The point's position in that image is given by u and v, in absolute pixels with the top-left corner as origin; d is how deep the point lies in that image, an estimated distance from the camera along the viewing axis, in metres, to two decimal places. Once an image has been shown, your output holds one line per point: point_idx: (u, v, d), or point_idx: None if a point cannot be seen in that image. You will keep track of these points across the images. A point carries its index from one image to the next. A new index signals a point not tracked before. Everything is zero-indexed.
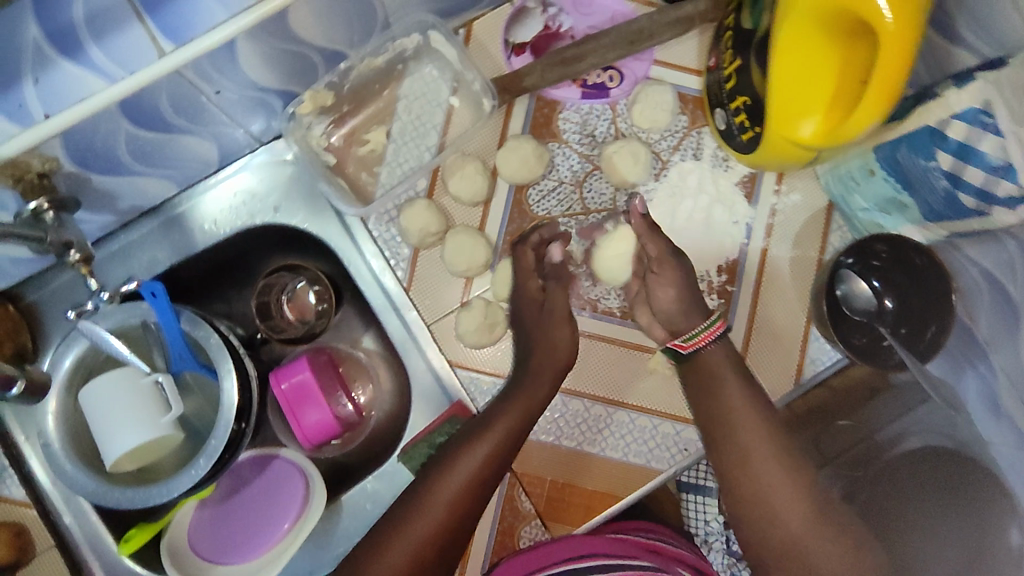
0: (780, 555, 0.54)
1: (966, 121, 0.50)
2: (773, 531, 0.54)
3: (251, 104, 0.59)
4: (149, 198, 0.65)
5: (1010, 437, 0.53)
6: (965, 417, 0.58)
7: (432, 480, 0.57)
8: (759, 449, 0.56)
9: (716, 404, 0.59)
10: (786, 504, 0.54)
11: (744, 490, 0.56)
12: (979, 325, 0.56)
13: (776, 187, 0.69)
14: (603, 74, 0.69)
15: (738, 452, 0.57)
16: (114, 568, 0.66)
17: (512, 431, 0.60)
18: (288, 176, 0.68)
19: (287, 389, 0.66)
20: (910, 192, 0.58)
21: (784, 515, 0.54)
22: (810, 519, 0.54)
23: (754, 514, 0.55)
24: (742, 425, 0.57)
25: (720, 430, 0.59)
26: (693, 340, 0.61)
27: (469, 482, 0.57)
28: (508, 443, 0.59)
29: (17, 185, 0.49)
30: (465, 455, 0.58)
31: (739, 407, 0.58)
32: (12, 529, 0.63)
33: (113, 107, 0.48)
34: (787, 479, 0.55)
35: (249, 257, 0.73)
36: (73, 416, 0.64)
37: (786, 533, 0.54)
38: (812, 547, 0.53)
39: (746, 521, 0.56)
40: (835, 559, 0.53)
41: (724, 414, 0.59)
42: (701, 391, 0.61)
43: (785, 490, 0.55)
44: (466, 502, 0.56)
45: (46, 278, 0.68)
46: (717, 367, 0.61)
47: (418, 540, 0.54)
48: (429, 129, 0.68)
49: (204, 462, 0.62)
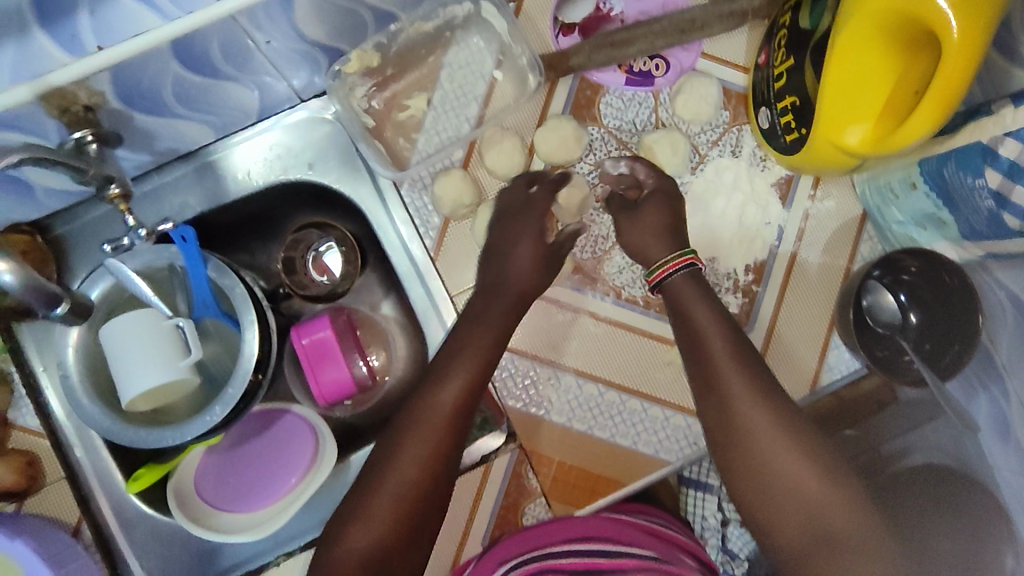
0: (796, 528, 0.52)
1: (1021, 140, 0.48)
2: (787, 503, 0.52)
3: (298, 58, 0.59)
4: (186, 143, 0.65)
5: (1015, 462, 0.56)
6: (972, 436, 0.59)
7: (406, 422, 0.54)
8: (754, 425, 0.54)
9: (703, 379, 0.58)
10: (790, 473, 0.52)
11: (745, 464, 0.54)
12: (999, 347, 0.57)
13: (811, 192, 0.69)
14: (650, 61, 0.68)
15: (734, 427, 0.55)
16: (121, 505, 0.67)
17: (447, 434, 0.54)
18: (325, 135, 0.68)
19: (307, 345, 0.66)
20: (951, 209, 0.57)
21: (790, 485, 0.52)
22: (820, 488, 0.52)
23: (761, 490, 0.53)
24: (734, 399, 0.55)
25: (711, 406, 0.57)
26: (656, 272, 0.61)
27: (442, 425, 0.54)
28: (448, 447, 0.54)
29: (63, 115, 0.50)
30: (440, 388, 0.55)
31: (727, 378, 0.56)
32: (25, 459, 0.63)
33: (166, 48, 0.48)
34: (791, 450, 0.53)
35: (277, 212, 0.73)
36: (94, 350, 0.65)
37: (798, 503, 0.52)
38: (830, 514, 0.51)
39: (752, 496, 0.54)
40: (849, 518, 0.51)
41: (715, 391, 0.56)
42: (694, 367, 0.59)
43: (787, 461, 0.53)
44: (445, 443, 0.54)
45: (78, 212, 0.68)
46: (696, 332, 0.58)
47: (400, 491, 0.52)
48: (470, 100, 0.68)
49: (219, 409, 0.63)
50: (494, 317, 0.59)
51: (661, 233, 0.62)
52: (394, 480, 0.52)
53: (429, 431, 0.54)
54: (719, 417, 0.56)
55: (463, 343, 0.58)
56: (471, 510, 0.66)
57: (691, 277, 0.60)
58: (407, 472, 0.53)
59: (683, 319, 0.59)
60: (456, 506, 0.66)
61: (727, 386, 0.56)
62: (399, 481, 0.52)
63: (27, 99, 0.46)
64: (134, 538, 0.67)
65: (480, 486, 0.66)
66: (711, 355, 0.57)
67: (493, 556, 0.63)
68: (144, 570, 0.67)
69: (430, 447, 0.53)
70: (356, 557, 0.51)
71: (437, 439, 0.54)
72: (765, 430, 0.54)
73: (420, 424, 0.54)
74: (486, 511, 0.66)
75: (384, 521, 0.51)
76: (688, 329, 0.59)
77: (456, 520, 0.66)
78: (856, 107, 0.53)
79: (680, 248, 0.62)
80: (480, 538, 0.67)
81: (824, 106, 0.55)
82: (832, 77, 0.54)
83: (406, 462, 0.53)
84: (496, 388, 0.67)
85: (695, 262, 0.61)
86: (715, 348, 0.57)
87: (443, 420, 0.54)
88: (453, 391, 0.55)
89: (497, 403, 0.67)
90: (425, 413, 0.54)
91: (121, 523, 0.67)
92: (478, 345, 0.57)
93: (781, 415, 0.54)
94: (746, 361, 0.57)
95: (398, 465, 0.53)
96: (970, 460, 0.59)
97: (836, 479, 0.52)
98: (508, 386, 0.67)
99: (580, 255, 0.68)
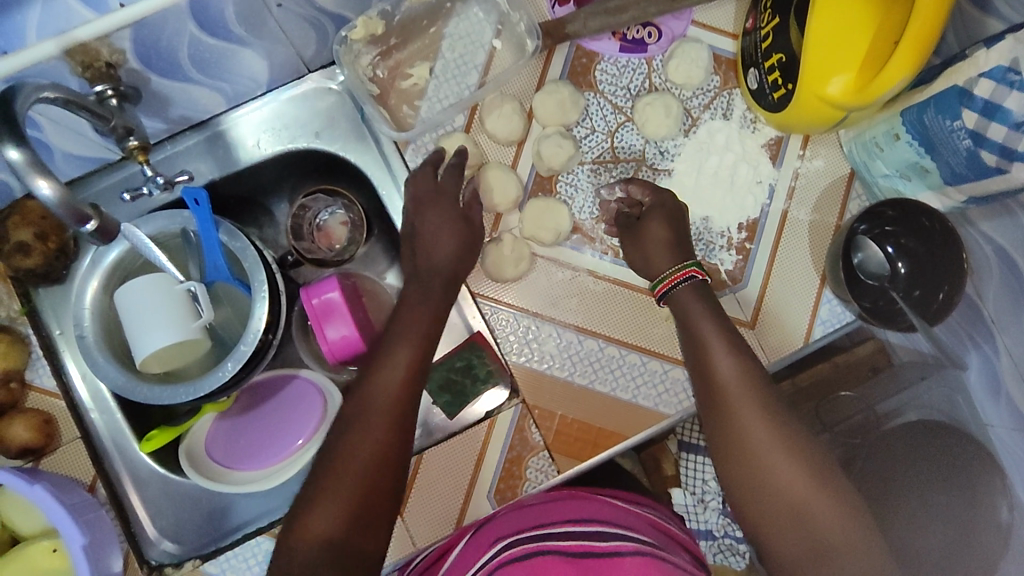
0: (778, 518, 0.52)
1: (994, 79, 0.51)
2: (777, 508, 0.52)
3: (306, 25, 0.62)
4: (199, 110, 0.67)
5: (1007, 417, 0.61)
6: (967, 399, 0.65)
7: (355, 401, 0.56)
8: (753, 437, 0.54)
9: (706, 394, 0.58)
10: (786, 481, 0.52)
11: (739, 471, 0.54)
12: (986, 303, 0.63)
13: (800, 152, 0.72)
14: (643, 30, 0.71)
15: (733, 438, 0.55)
16: (135, 465, 0.69)
17: (392, 419, 0.55)
18: (332, 105, 0.71)
19: (317, 304, 0.68)
20: (932, 155, 0.59)
21: (783, 493, 0.52)
22: (814, 495, 0.52)
23: (754, 496, 0.53)
24: (731, 409, 0.56)
25: (713, 419, 0.57)
26: (660, 284, 0.63)
27: (391, 399, 0.55)
28: (399, 415, 0.55)
29: (85, 71, 0.52)
30: (386, 365, 0.57)
31: (732, 392, 0.56)
32: (41, 417, 0.65)
33: (183, 4, 0.50)
34: (777, 441, 0.54)
35: (285, 180, 0.76)
36: (108, 313, 0.67)
37: (789, 507, 0.52)
38: (811, 506, 0.51)
39: (737, 485, 0.55)
40: (840, 523, 0.51)
41: (718, 403, 0.57)
42: (693, 357, 0.60)
43: (783, 470, 0.53)
44: (396, 412, 0.55)
45: (91, 181, 0.69)
46: (688, 324, 0.61)
47: (363, 452, 0.53)
48: (470, 69, 0.71)
49: (231, 365, 0.65)
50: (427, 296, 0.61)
51: (664, 245, 0.65)
52: (344, 469, 0.52)
53: (374, 418, 0.54)
54: (720, 426, 0.56)
55: (403, 329, 0.59)
56: (477, 461, 0.68)
57: (695, 288, 0.62)
58: (351, 468, 0.52)
59: (689, 334, 0.61)
60: (460, 460, 0.68)
61: (731, 397, 0.56)
62: (348, 466, 0.52)
63: (54, 53, 0.48)
64: (147, 495, 0.69)
65: (484, 440, 0.68)
66: (717, 373, 0.57)
67: (489, 531, 0.62)
68: (157, 529, 0.69)
69: (377, 433, 0.54)
70: (319, 535, 0.50)
71: (388, 407, 0.55)
72: (764, 441, 0.54)
73: (366, 412, 0.55)
74: (492, 463, 0.68)
75: (343, 490, 0.52)
76: (694, 347, 0.60)
77: (462, 472, 0.68)
78: (839, 53, 0.55)
79: (682, 262, 0.64)
80: (485, 492, 0.68)
81: (807, 54, 0.57)
82: (815, 27, 0.56)
83: (354, 447, 0.53)
84: (499, 342, 0.69)
85: (694, 275, 0.63)
86: (719, 369, 0.58)
87: (395, 386, 0.56)
88: (397, 367, 0.57)
89: (501, 359, 0.69)
90: (368, 398, 0.55)
91: (134, 482, 0.69)
92: (416, 330, 0.59)
93: (771, 406, 0.55)
94: (737, 349, 0.59)
95: (346, 455, 0.53)
96: (965, 420, 0.65)
97: (830, 488, 0.52)
98: (509, 340, 0.69)
99: (578, 215, 0.71)
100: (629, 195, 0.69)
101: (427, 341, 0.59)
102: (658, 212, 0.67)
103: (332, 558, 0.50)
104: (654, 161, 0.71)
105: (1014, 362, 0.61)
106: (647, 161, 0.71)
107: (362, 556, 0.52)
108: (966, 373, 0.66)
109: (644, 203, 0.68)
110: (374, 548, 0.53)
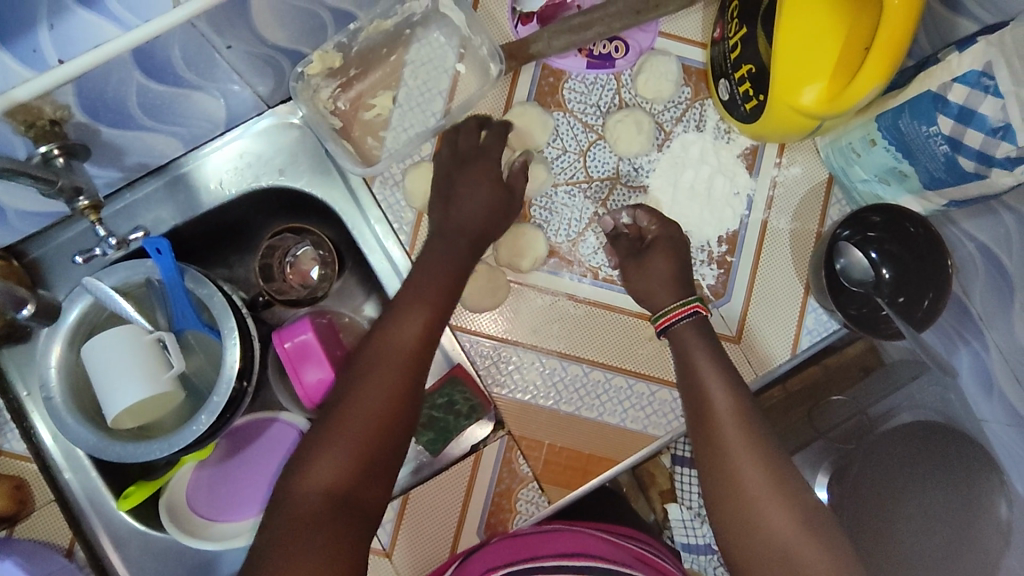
0: (768, 566, 0.51)
1: (968, 84, 0.50)
2: (767, 555, 0.52)
3: (261, 63, 0.60)
4: (156, 155, 0.65)
5: (1002, 414, 0.61)
6: (958, 396, 0.67)
7: (370, 354, 0.55)
8: (748, 481, 0.54)
9: (703, 435, 0.57)
10: (778, 528, 0.52)
11: (734, 516, 0.54)
12: (973, 300, 0.64)
13: (777, 160, 0.70)
14: (609, 44, 0.70)
15: (728, 480, 0.54)
16: (114, 525, 0.66)
17: (405, 373, 0.54)
18: (294, 140, 0.69)
19: (290, 347, 0.65)
20: (910, 160, 0.58)
21: (775, 541, 0.51)
22: (805, 543, 0.51)
23: (746, 542, 0.53)
24: (727, 449, 0.55)
25: (708, 459, 0.56)
26: (662, 318, 0.63)
27: (408, 355, 0.55)
28: (415, 374, 0.55)
29: (29, 131, 0.50)
30: (404, 321, 0.57)
31: (728, 431, 0.56)
32: (12, 482, 0.63)
33: (127, 57, 0.48)
34: (774, 486, 0.53)
35: (251, 219, 0.74)
36: (76, 371, 0.65)
37: (779, 558, 0.51)
38: (802, 554, 0.51)
39: (728, 530, 0.54)
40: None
41: (714, 446, 0.56)
42: (689, 389, 0.60)
43: (777, 518, 0.52)
44: (411, 369, 0.55)
45: (51, 236, 0.68)
46: (685, 357, 0.61)
47: (373, 408, 0.52)
48: (435, 95, 0.69)
49: (205, 418, 0.62)
50: (444, 262, 0.61)
51: (670, 283, 0.64)
52: (353, 416, 0.52)
53: (386, 368, 0.54)
54: (715, 468, 0.55)
55: (420, 289, 0.59)
56: (466, 497, 0.67)
57: (697, 324, 0.62)
58: (358, 419, 0.52)
59: (685, 371, 0.61)
60: (449, 496, 0.67)
61: (728, 438, 0.56)
62: (356, 413, 0.52)
63: None
64: (129, 555, 0.66)
65: (471, 474, 0.67)
66: (716, 415, 0.57)
67: (475, 563, 0.61)
68: None
69: (389, 383, 0.53)
70: (321, 485, 0.49)
71: (403, 364, 0.55)
72: (759, 487, 0.53)
73: (380, 363, 0.54)
74: (480, 498, 0.67)
75: (351, 442, 0.51)
76: (689, 383, 0.60)
77: (451, 510, 0.66)
78: (809, 64, 0.54)
79: (685, 297, 0.63)
80: (475, 527, 0.67)
81: (778, 67, 0.56)
82: (782, 40, 0.55)
83: (364, 395, 0.53)
84: (481, 374, 0.67)
85: (697, 311, 0.62)
86: (715, 409, 0.57)
87: (413, 342, 0.56)
88: (416, 324, 0.57)
89: (483, 392, 0.67)
90: (383, 349, 0.55)
91: (114, 542, 0.66)
92: (432, 291, 0.59)
93: (766, 450, 0.55)
94: (733, 389, 0.58)
95: (354, 406, 0.52)
96: (957, 416, 0.66)
97: (822, 536, 0.52)
98: (491, 372, 0.67)
99: (555, 239, 0.69)
100: (635, 221, 0.67)
101: (443, 301, 0.59)
102: (665, 245, 0.66)
103: (331, 512, 0.49)
104: (629, 178, 0.70)
105: (1004, 356, 0.61)
106: (621, 178, 0.70)
107: (366, 508, 0.51)
108: (959, 375, 0.66)
109: (649, 233, 0.67)
110: (378, 500, 0.52)
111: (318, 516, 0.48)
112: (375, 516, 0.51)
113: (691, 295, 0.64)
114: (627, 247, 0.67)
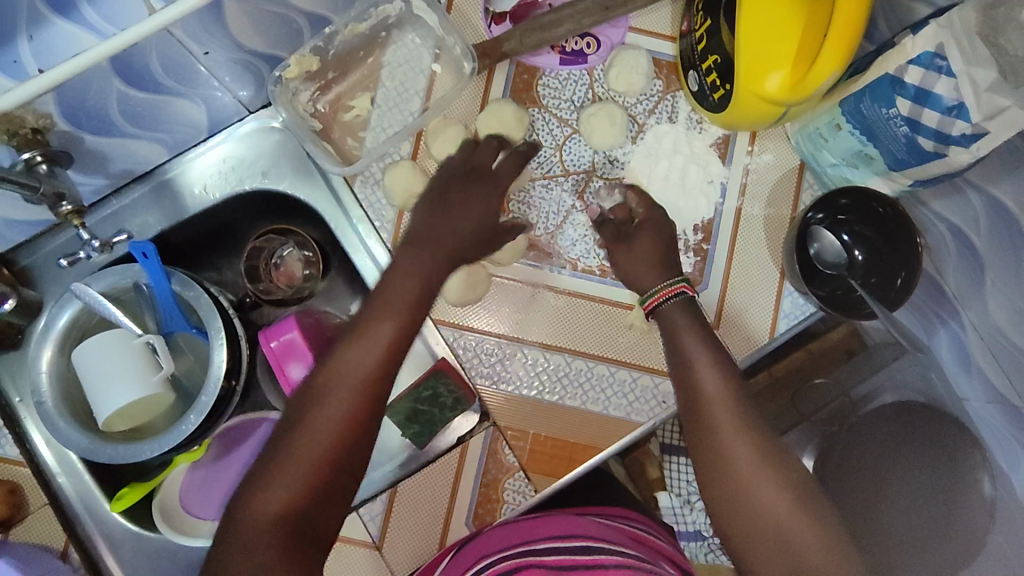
0: (760, 541, 0.53)
1: (922, 66, 0.52)
2: (759, 531, 0.53)
3: (240, 69, 0.62)
4: (140, 162, 0.67)
5: (978, 389, 0.64)
6: (938, 373, 0.68)
7: (333, 369, 0.51)
8: (739, 459, 0.54)
9: (692, 415, 0.57)
10: (768, 506, 0.53)
11: (725, 495, 0.54)
12: (947, 279, 0.66)
13: (748, 148, 0.72)
14: (580, 41, 0.71)
15: (719, 461, 0.55)
16: (107, 526, 0.68)
17: (373, 389, 0.51)
18: (275, 143, 0.71)
19: (276, 346, 0.66)
20: (874, 143, 0.59)
21: (768, 516, 0.52)
22: (794, 517, 0.52)
23: (738, 518, 0.53)
24: (716, 430, 0.55)
25: (697, 439, 0.56)
26: (651, 298, 0.63)
27: (372, 372, 0.51)
28: (379, 391, 0.51)
29: (12, 139, 0.51)
30: (371, 333, 0.52)
31: (718, 409, 0.56)
32: (8, 487, 0.64)
33: (105, 65, 0.49)
34: (764, 464, 0.54)
35: (237, 222, 0.75)
36: (68, 375, 0.66)
37: (771, 533, 0.52)
38: (793, 529, 0.52)
39: (720, 507, 0.55)
40: (818, 548, 0.51)
41: (704, 425, 0.56)
42: (679, 366, 0.60)
43: (768, 495, 0.53)
44: (376, 387, 0.51)
45: (40, 243, 0.69)
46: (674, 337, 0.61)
47: (332, 430, 0.49)
48: (412, 95, 0.70)
49: (195, 417, 0.63)
50: (419, 259, 0.57)
51: (649, 262, 0.65)
52: (310, 441, 0.49)
53: (355, 384, 0.50)
54: (705, 447, 0.56)
55: (389, 295, 0.54)
56: (453, 489, 0.69)
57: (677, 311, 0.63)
58: (315, 441, 0.49)
59: (675, 352, 0.60)
60: (438, 487, 0.69)
61: (719, 421, 0.56)
62: (315, 442, 0.49)
63: None
64: (122, 556, 0.68)
65: (458, 465, 0.69)
66: (705, 396, 0.57)
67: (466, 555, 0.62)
68: None
69: (354, 401, 0.50)
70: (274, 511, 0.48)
71: (367, 381, 0.51)
72: (749, 464, 0.54)
73: (342, 382, 0.50)
74: (467, 490, 0.69)
75: (308, 465, 0.48)
76: (680, 365, 0.60)
77: (440, 500, 0.68)
78: (769, 51, 0.55)
79: (671, 278, 0.64)
80: (463, 517, 0.68)
81: (742, 56, 0.57)
82: (744, 29, 0.56)
83: (326, 420, 0.49)
84: (466, 367, 0.69)
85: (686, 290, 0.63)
86: (705, 393, 0.57)
87: (378, 359, 0.51)
88: (384, 334, 0.52)
89: (468, 384, 0.68)
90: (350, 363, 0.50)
91: (109, 543, 0.68)
92: (403, 298, 0.54)
93: (755, 427, 0.55)
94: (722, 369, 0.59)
95: (311, 428, 0.49)
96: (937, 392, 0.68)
97: (810, 510, 0.53)
98: (475, 364, 0.69)
99: (534, 232, 0.70)
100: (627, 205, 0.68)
101: (418, 302, 0.55)
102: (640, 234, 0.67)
103: (283, 538, 0.47)
104: (604, 170, 0.71)
105: (980, 334, 0.63)
106: (596, 171, 0.71)
107: (324, 520, 0.50)
108: (937, 351, 0.67)
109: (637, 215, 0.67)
110: (335, 512, 0.50)
111: (271, 543, 0.47)
112: (331, 526, 0.51)
113: (677, 277, 0.65)
114: (605, 238, 0.68)
